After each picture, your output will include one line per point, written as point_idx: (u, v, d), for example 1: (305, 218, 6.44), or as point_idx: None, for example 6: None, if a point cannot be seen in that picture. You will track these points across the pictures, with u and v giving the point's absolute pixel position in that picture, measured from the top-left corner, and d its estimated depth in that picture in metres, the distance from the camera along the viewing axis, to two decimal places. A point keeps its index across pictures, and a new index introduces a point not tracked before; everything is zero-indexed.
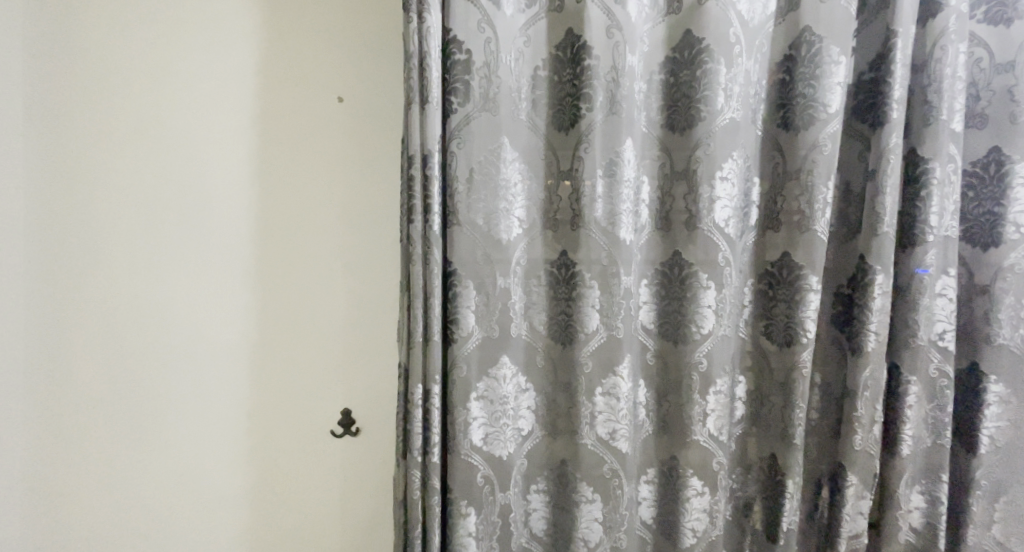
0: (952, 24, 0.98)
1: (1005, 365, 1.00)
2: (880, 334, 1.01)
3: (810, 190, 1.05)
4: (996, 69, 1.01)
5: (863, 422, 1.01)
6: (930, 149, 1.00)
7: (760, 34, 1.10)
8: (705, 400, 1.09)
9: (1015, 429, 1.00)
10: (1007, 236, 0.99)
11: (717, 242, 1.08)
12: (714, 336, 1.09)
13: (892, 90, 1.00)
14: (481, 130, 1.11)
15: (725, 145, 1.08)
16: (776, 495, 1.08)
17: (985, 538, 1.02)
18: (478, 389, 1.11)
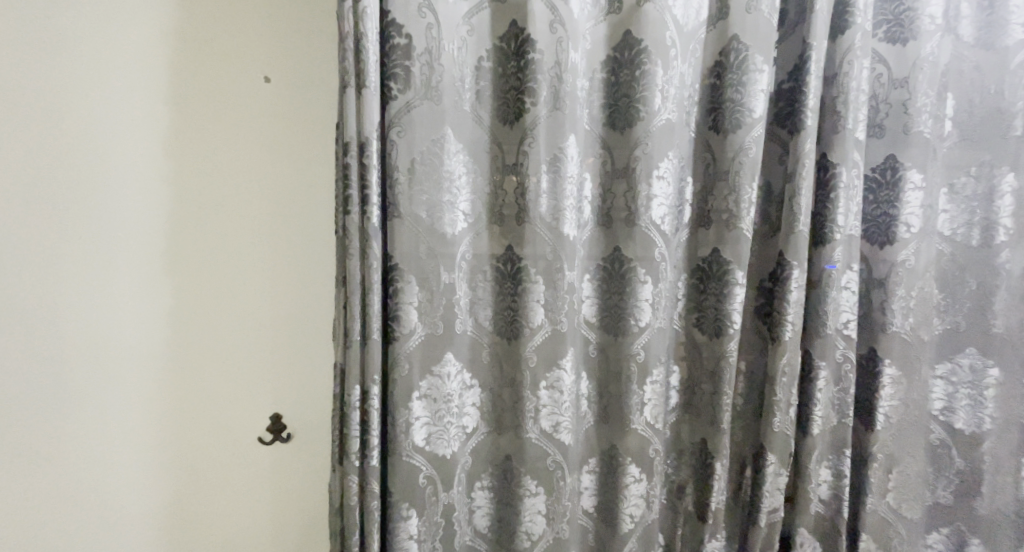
0: (858, 40, 1.08)
1: (897, 350, 1.11)
2: (796, 324, 1.09)
3: (736, 190, 1.10)
4: (894, 83, 1.11)
5: (782, 405, 1.09)
6: (839, 155, 1.09)
7: (694, 40, 1.15)
8: (642, 390, 1.12)
9: (904, 406, 1.11)
10: (900, 235, 1.10)
11: (654, 238, 1.11)
12: (650, 330, 1.12)
13: (807, 99, 1.08)
14: (423, 120, 1.09)
15: (662, 144, 1.11)
16: (706, 477, 1.14)
17: (881, 505, 1.12)
18: (421, 388, 1.11)
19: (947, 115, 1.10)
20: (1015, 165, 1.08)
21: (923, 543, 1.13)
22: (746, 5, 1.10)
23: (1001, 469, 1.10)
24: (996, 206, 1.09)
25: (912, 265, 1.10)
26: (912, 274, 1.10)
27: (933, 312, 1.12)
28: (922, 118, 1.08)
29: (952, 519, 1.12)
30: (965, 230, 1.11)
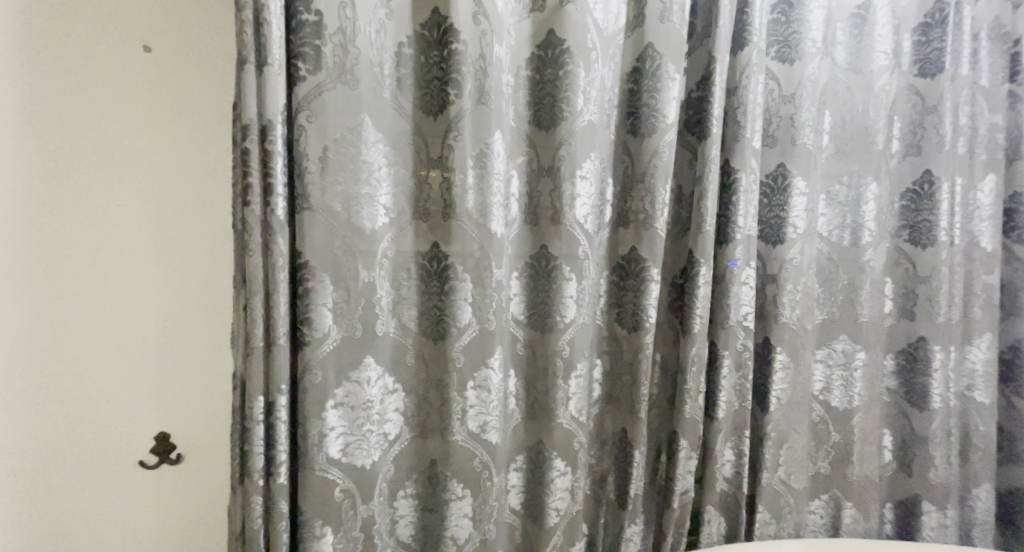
0: (754, 58, 1.17)
1: (788, 339, 1.22)
2: (704, 316, 1.17)
3: (652, 191, 1.15)
4: (783, 99, 1.23)
5: (692, 392, 1.16)
6: (739, 162, 1.18)
7: (612, 45, 1.17)
8: (567, 385, 1.13)
9: (793, 389, 1.23)
10: (788, 235, 1.22)
11: (578, 236, 1.12)
12: (574, 326, 1.13)
13: (713, 108, 1.16)
14: (337, 105, 1.04)
15: (585, 144, 1.13)
16: (626, 464, 1.19)
17: (775, 478, 1.23)
18: (336, 396, 1.06)
19: (826, 130, 1.24)
20: (876, 176, 1.23)
21: (809, 509, 1.27)
22: (659, 15, 1.14)
23: (869, 440, 1.27)
24: (865, 210, 1.24)
25: (798, 262, 1.22)
26: (799, 270, 1.22)
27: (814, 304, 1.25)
28: (806, 131, 1.21)
29: (831, 486, 1.27)
30: (839, 231, 1.26)
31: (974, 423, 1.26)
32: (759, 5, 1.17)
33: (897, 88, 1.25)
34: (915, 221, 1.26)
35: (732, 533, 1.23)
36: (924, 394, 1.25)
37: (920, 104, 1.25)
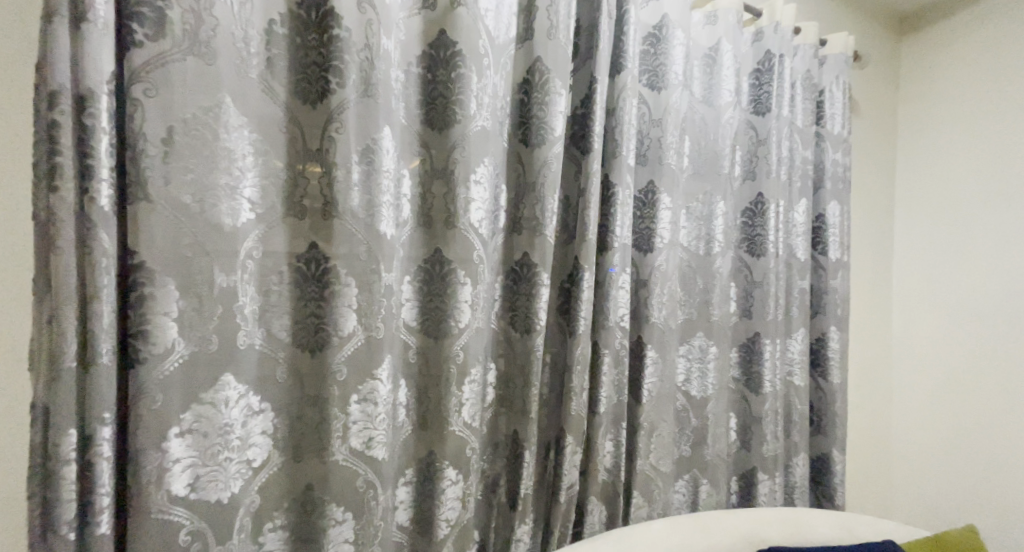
0: (629, 83, 1.28)
1: (657, 338, 1.35)
2: (588, 318, 1.23)
3: (542, 200, 1.18)
4: (651, 122, 1.37)
5: (577, 391, 1.22)
6: (616, 176, 1.27)
7: (504, 55, 1.18)
8: (461, 391, 1.10)
9: (660, 382, 1.36)
10: (656, 244, 1.35)
11: (472, 240, 1.10)
12: (469, 331, 1.10)
13: (594, 125, 1.24)
14: (187, 80, 0.89)
15: (478, 149, 1.11)
16: (517, 467, 1.19)
17: (647, 465, 1.35)
18: (183, 422, 0.89)
19: (687, 152, 1.40)
20: (724, 196, 1.43)
21: (674, 489, 1.43)
22: (547, 32, 1.18)
23: (721, 423, 1.45)
24: (716, 224, 1.42)
25: (665, 268, 1.35)
26: (665, 275, 1.35)
27: (678, 306, 1.40)
28: (671, 153, 1.34)
29: (692, 466, 1.44)
30: (696, 242, 1.45)
31: (794, 402, 1.55)
32: (632, 35, 1.28)
33: (738, 121, 1.46)
34: (751, 235, 1.50)
35: (612, 518, 1.33)
36: (759, 381, 1.48)
37: (754, 137, 1.50)
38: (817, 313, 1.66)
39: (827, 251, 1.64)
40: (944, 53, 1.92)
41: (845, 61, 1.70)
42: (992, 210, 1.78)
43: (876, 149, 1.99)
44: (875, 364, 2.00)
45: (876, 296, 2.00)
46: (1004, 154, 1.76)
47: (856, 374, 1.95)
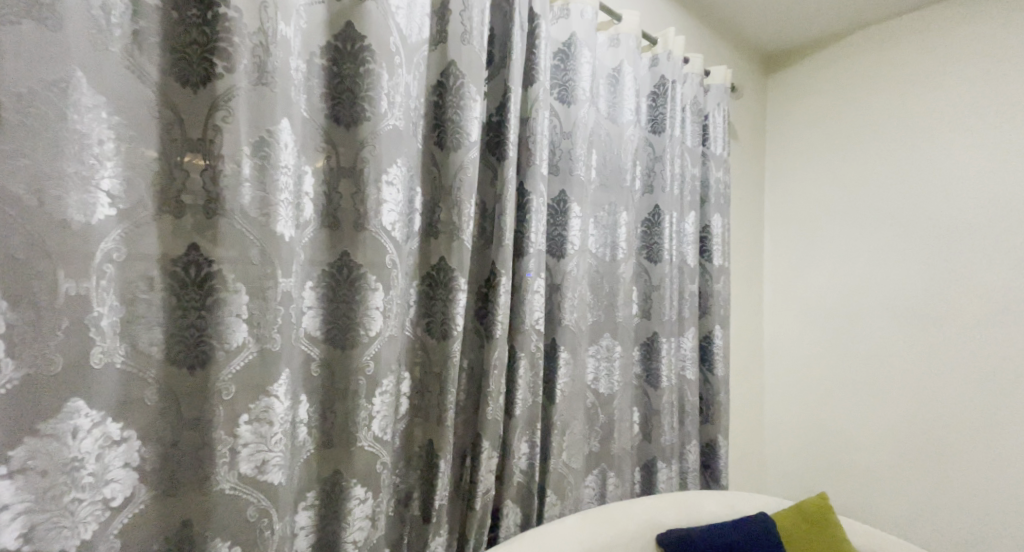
0: (541, 96, 1.35)
1: (569, 339, 1.42)
2: (505, 322, 1.28)
3: (458, 204, 1.19)
4: (563, 135, 1.45)
5: (494, 394, 1.26)
6: (531, 185, 1.33)
7: (417, 54, 1.14)
8: (370, 404, 1.04)
9: (572, 380, 1.43)
10: (568, 250, 1.42)
11: (384, 244, 1.05)
12: (380, 339, 1.05)
13: (509, 134, 1.30)
14: (22, 49, 0.74)
15: (389, 149, 1.06)
16: (431, 477, 1.21)
17: (560, 462, 1.41)
18: (12, 459, 0.74)
19: (594, 165, 1.51)
20: (626, 207, 1.55)
21: (584, 484, 1.50)
22: (461, 37, 1.19)
23: (623, 418, 1.55)
24: (620, 232, 1.54)
25: (576, 273, 1.44)
26: (575, 279, 1.44)
27: (587, 309, 1.49)
28: (580, 165, 1.44)
29: (600, 461, 1.52)
30: (603, 248, 1.55)
31: (687, 394, 1.71)
32: (543, 48, 1.36)
33: (639, 138, 1.61)
34: (650, 243, 1.65)
35: (526, 520, 1.37)
36: (657, 376, 1.62)
37: (650, 152, 1.66)
38: (705, 313, 1.85)
39: (712, 257, 1.83)
40: (800, 92, 2.29)
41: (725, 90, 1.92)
42: (833, 226, 2.14)
43: (748, 170, 2.31)
44: (750, 357, 2.29)
45: (751, 297, 2.31)
46: (842, 180, 2.12)
47: (736, 367, 2.22)
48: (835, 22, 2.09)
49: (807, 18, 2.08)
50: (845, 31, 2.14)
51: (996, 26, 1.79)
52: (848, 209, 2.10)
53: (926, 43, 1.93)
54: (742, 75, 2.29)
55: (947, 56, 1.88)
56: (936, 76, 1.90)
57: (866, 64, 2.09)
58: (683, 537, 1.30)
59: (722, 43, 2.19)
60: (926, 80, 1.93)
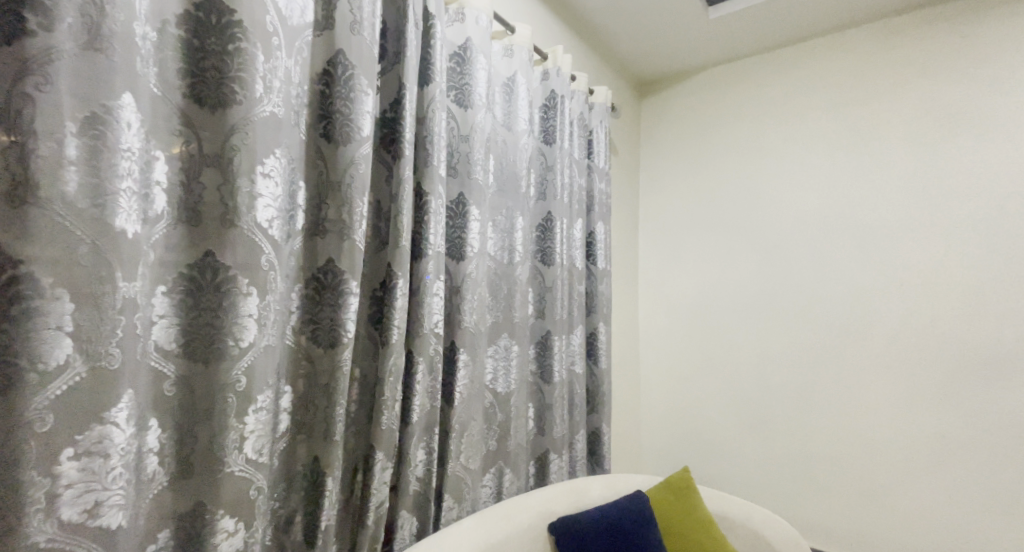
0: (437, 95, 1.30)
1: (469, 342, 1.38)
2: (401, 327, 1.21)
3: (349, 202, 1.10)
4: (460, 136, 1.42)
5: (389, 403, 1.18)
6: (429, 186, 1.27)
7: (299, 38, 1.04)
8: (242, 423, 0.92)
9: (471, 383, 1.39)
10: (467, 252, 1.39)
11: (258, 243, 0.94)
12: (255, 349, 0.94)
13: (404, 131, 1.23)
14: None
15: (266, 138, 0.95)
16: (316, 496, 1.11)
17: (458, 466, 1.37)
18: None
19: (491, 169, 1.49)
20: (522, 212, 1.56)
21: (481, 484, 1.47)
22: (350, 26, 1.11)
23: (520, 418, 1.55)
24: (517, 236, 1.55)
25: (475, 275, 1.40)
26: (475, 282, 1.40)
27: (486, 311, 1.46)
28: (478, 168, 1.42)
29: (498, 459, 1.50)
30: (501, 251, 1.54)
31: (576, 388, 1.77)
32: (439, 50, 1.32)
33: (532, 147, 1.65)
34: (544, 246, 1.68)
35: (422, 528, 1.31)
36: (551, 372, 1.65)
37: (543, 162, 1.71)
38: (590, 313, 1.92)
39: (597, 261, 1.92)
40: (670, 114, 2.50)
41: (606, 109, 2.05)
42: (701, 235, 2.36)
43: (626, 182, 2.45)
44: (628, 354, 2.41)
45: (630, 300, 2.44)
46: (710, 194, 2.35)
47: (617, 364, 2.31)
48: (704, 55, 2.31)
49: (680, 49, 2.27)
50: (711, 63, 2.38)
51: (834, 69, 2.09)
52: (716, 219, 2.32)
53: (776, 80, 2.22)
54: (621, 96, 2.44)
55: (790, 93, 2.18)
56: (781, 109, 2.19)
57: (728, 93, 2.34)
58: (567, 518, 1.33)
59: (604, 65, 2.32)
60: (779, 112, 2.20)
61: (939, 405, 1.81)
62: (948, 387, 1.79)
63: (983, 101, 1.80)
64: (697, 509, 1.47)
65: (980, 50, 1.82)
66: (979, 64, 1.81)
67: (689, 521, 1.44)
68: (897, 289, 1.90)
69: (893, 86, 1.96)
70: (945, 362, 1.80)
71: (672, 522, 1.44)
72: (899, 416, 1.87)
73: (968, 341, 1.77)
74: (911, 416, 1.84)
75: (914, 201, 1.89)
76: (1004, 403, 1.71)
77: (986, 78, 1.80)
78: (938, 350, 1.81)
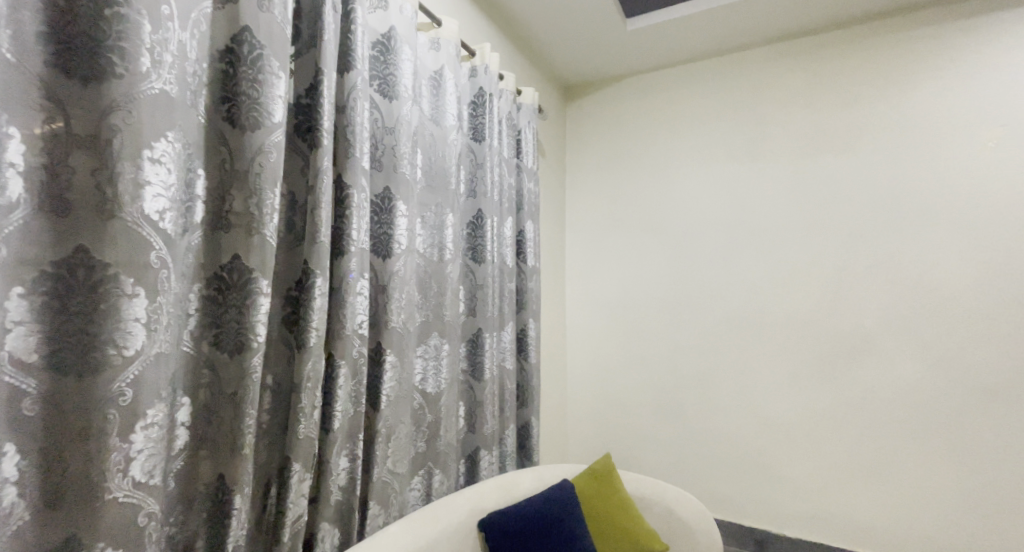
0: (359, 83, 1.22)
1: (396, 343, 1.32)
2: (321, 329, 1.12)
3: (258, 193, 1.00)
4: (385, 129, 1.34)
5: (307, 411, 1.09)
6: (351, 178, 1.19)
7: (195, 10, 0.94)
8: (127, 442, 0.82)
9: (399, 386, 1.33)
10: (394, 250, 1.32)
11: (146, 237, 0.84)
12: (144, 357, 0.83)
13: (322, 120, 1.14)
14: None
15: (155, 119, 0.85)
16: (222, 516, 1.00)
17: (385, 471, 1.30)
18: None
19: (419, 164, 1.43)
20: (452, 208, 1.51)
21: (409, 487, 1.40)
22: (258, 2, 1.01)
23: (450, 420, 1.50)
24: (447, 233, 1.50)
25: (403, 273, 1.34)
26: (403, 281, 1.34)
27: (415, 310, 1.40)
28: (404, 163, 1.35)
29: (426, 461, 1.45)
30: (430, 249, 1.48)
31: (506, 384, 1.75)
32: (360, 36, 1.24)
33: (461, 143, 1.60)
34: (474, 244, 1.64)
35: (345, 540, 1.23)
36: (481, 369, 1.62)
37: (472, 159, 1.67)
38: (520, 310, 1.91)
39: (526, 258, 1.91)
40: (596, 116, 2.54)
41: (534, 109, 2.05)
42: (627, 233, 2.40)
43: (553, 181, 2.46)
44: (556, 351, 2.42)
45: (558, 297, 2.45)
46: (636, 194, 2.40)
47: (546, 361, 2.32)
48: (630, 63, 2.35)
49: (607, 55, 2.29)
50: (636, 71, 2.43)
51: (749, 81, 2.20)
52: (641, 217, 2.37)
53: (696, 87, 2.30)
54: (548, 97, 2.45)
55: (708, 100, 2.27)
56: (701, 114, 2.28)
57: (653, 98, 2.40)
58: (499, 515, 1.29)
59: (532, 66, 2.30)
60: (699, 117, 2.28)
61: (838, 389, 1.97)
62: (846, 373, 1.96)
63: (875, 113, 1.97)
64: (621, 495, 1.49)
65: (873, 68, 1.99)
66: (873, 82, 1.98)
67: (616, 506, 1.45)
68: (806, 284, 2.04)
69: (800, 99, 2.10)
70: (842, 350, 1.97)
71: (600, 509, 1.44)
72: (807, 401, 2.01)
73: (862, 330, 1.94)
74: (814, 399, 2.00)
75: (821, 202, 2.03)
76: (892, 383, 1.89)
77: (879, 94, 1.97)
78: (836, 340, 1.98)
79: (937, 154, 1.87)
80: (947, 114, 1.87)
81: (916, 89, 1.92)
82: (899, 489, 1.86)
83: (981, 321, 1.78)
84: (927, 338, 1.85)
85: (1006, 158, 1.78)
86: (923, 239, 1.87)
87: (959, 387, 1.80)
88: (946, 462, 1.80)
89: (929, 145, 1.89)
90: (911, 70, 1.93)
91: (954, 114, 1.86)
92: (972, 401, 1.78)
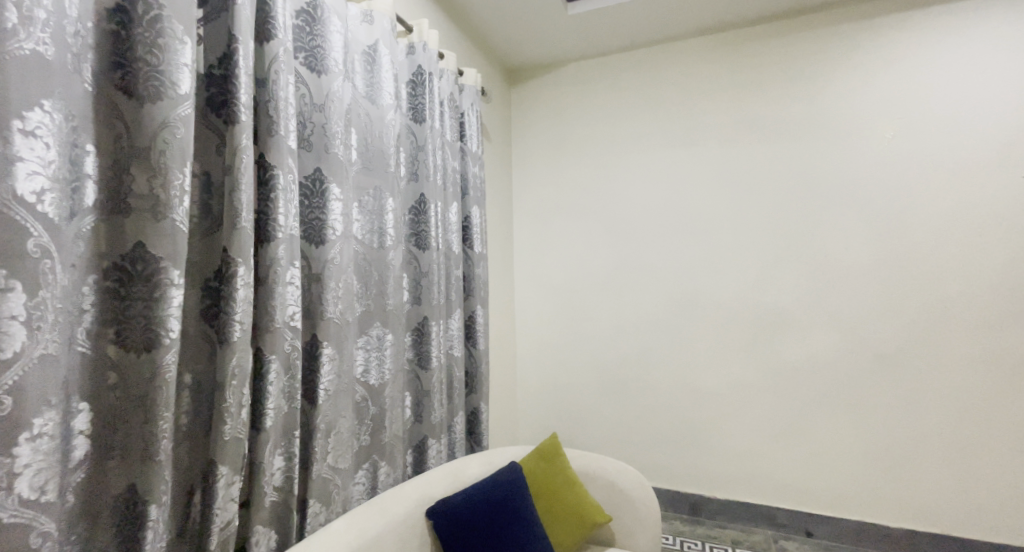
0: (281, 55, 1.12)
1: (333, 334, 1.24)
2: (244, 323, 1.03)
3: (164, 172, 0.89)
4: (314, 106, 1.24)
5: (233, 410, 1.00)
6: (275, 157, 1.09)
7: None
8: (9, 455, 0.72)
9: (338, 379, 1.25)
10: (328, 236, 1.24)
11: (21, 221, 0.73)
12: (25, 360, 0.73)
13: (238, 93, 1.03)
14: None
15: (26, 88, 0.75)
16: (134, 531, 0.90)
17: (325, 467, 1.22)
18: None
19: (353, 145, 1.34)
20: (391, 192, 1.44)
21: (353, 482, 1.34)
22: None
23: (395, 411, 1.44)
24: (387, 219, 1.42)
25: (339, 261, 1.25)
26: (339, 269, 1.26)
27: (354, 299, 1.32)
28: (337, 143, 1.26)
29: (371, 454, 1.38)
30: (369, 235, 1.40)
31: (455, 372, 1.70)
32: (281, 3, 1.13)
33: (399, 124, 1.52)
34: (416, 229, 1.57)
35: (283, 542, 1.15)
36: (427, 357, 1.57)
37: (413, 141, 1.59)
38: (467, 296, 1.86)
39: (473, 244, 1.85)
40: (541, 100, 2.50)
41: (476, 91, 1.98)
42: (573, 216, 2.39)
43: (498, 164, 2.40)
44: (505, 335, 2.39)
45: (506, 281, 2.42)
46: (581, 178, 2.39)
47: (494, 346, 2.29)
48: (574, 47, 2.31)
49: (550, 39, 2.25)
50: (580, 56, 2.39)
51: (687, 66, 2.21)
52: (585, 201, 2.37)
53: (639, 72, 2.30)
54: (491, 80, 2.38)
55: (650, 85, 2.28)
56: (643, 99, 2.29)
57: (597, 83, 2.38)
58: (445, 503, 1.25)
59: (473, 47, 2.23)
60: (640, 101, 2.29)
61: (775, 363, 2.05)
62: (781, 348, 2.04)
63: (806, 98, 2.04)
64: (567, 473, 1.48)
65: (803, 58, 2.04)
66: (802, 70, 2.05)
67: (562, 485, 1.45)
68: (744, 263, 2.10)
69: (736, 84, 2.14)
70: (778, 325, 2.05)
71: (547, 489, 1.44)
72: (746, 377, 2.08)
73: (796, 306, 2.02)
74: (752, 374, 2.08)
75: (758, 184, 2.08)
76: (823, 357, 1.98)
77: (809, 82, 2.03)
78: (766, 314, 2.06)
79: (856, 139, 1.96)
80: (865, 100, 1.96)
81: (841, 78, 1.99)
82: (821, 451, 1.97)
83: (893, 294, 1.90)
84: (851, 312, 1.95)
85: (913, 142, 1.89)
86: (846, 218, 1.96)
87: (880, 357, 1.91)
88: (870, 427, 1.92)
89: (849, 130, 1.97)
90: (836, 60, 2.00)
91: (870, 101, 1.95)
92: (883, 368, 1.91)
